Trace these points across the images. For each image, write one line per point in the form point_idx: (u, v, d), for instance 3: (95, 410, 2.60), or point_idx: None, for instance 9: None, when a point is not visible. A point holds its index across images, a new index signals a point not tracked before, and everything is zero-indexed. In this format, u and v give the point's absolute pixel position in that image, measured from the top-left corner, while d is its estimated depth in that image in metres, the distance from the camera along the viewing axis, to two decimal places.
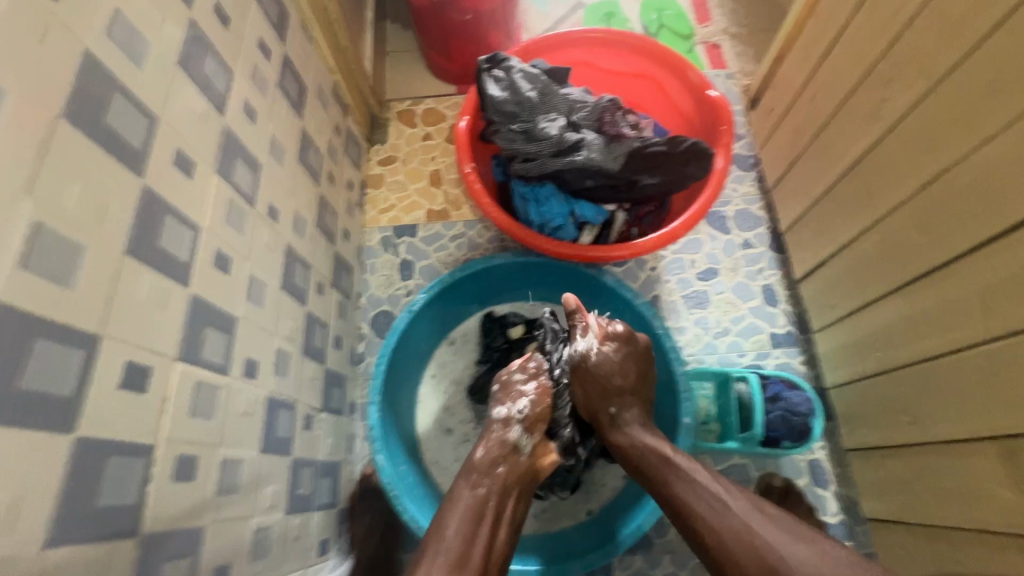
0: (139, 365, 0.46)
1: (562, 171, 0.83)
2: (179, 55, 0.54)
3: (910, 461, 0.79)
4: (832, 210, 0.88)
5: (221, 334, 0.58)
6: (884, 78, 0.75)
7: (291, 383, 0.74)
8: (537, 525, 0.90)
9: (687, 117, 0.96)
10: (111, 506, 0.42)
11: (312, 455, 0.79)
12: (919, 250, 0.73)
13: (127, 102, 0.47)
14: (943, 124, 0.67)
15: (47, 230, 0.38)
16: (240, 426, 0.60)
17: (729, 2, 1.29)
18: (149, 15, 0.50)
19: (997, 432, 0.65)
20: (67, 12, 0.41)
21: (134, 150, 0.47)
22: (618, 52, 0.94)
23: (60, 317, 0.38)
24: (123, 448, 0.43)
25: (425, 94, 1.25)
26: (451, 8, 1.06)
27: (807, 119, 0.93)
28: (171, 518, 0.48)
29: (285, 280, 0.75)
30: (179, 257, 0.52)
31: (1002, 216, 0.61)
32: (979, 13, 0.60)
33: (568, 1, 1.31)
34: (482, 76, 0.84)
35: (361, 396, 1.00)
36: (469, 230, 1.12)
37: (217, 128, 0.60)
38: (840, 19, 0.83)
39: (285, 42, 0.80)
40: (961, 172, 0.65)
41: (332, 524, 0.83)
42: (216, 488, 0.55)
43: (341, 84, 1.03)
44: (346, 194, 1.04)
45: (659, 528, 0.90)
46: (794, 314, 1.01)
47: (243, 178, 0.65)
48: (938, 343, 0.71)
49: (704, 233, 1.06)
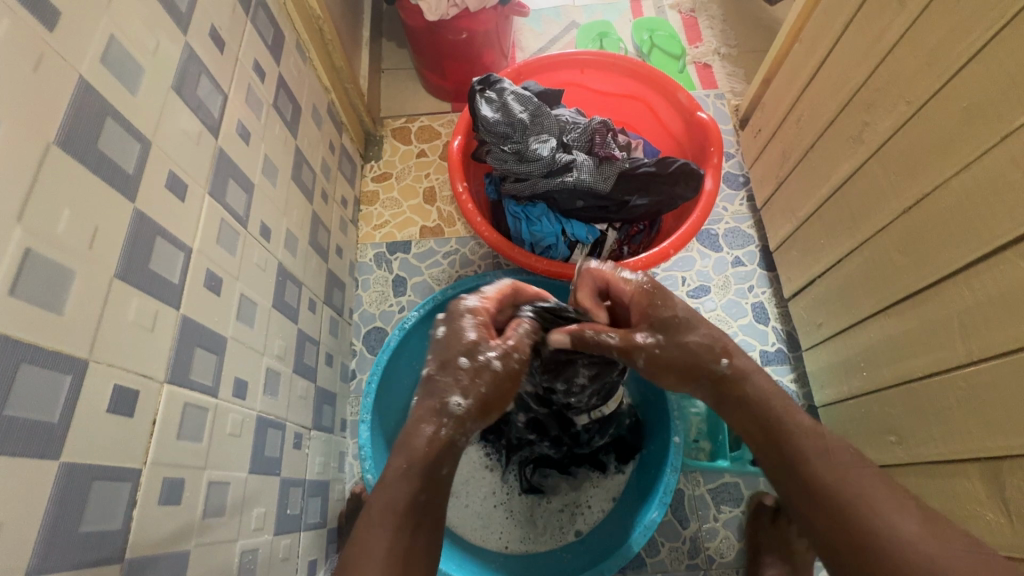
0: (127, 389, 0.46)
1: (553, 192, 0.85)
2: (173, 78, 0.55)
3: (896, 481, 0.79)
4: (819, 230, 0.90)
5: (210, 354, 0.58)
6: (867, 103, 0.76)
7: (281, 402, 0.74)
8: (526, 545, 0.88)
9: (677, 139, 0.98)
10: (97, 532, 0.42)
11: (301, 475, 0.78)
12: (903, 272, 0.74)
13: (120, 127, 0.47)
14: (924, 150, 0.68)
15: (37, 256, 0.38)
16: (227, 447, 0.59)
17: (719, 23, 1.32)
18: (144, 40, 0.51)
19: (981, 453, 0.65)
20: (62, 41, 0.42)
21: (126, 174, 0.48)
22: (609, 74, 0.96)
23: (49, 343, 0.39)
24: (109, 473, 0.43)
25: (420, 111, 1.26)
26: (445, 28, 1.08)
27: (795, 140, 0.95)
28: (155, 542, 0.48)
29: (277, 298, 0.75)
30: (169, 278, 0.52)
31: (982, 240, 0.62)
32: (955, 43, 0.62)
33: (561, 22, 1.34)
34: (476, 97, 0.85)
35: (352, 412, 1.00)
36: (462, 246, 1.12)
37: (211, 150, 0.61)
38: (826, 43, 0.85)
39: (281, 63, 0.81)
40: (941, 197, 0.66)
41: (321, 544, 0.82)
42: (202, 511, 0.54)
43: (336, 102, 1.05)
44: (340, 211, 1.05)
45: (650, 547, 0.90)
46: (784, 332, 1.02)
47: (235, 198, 0.66)
48: (924, 363, 0.72)
49: (694, 251, 1.08)
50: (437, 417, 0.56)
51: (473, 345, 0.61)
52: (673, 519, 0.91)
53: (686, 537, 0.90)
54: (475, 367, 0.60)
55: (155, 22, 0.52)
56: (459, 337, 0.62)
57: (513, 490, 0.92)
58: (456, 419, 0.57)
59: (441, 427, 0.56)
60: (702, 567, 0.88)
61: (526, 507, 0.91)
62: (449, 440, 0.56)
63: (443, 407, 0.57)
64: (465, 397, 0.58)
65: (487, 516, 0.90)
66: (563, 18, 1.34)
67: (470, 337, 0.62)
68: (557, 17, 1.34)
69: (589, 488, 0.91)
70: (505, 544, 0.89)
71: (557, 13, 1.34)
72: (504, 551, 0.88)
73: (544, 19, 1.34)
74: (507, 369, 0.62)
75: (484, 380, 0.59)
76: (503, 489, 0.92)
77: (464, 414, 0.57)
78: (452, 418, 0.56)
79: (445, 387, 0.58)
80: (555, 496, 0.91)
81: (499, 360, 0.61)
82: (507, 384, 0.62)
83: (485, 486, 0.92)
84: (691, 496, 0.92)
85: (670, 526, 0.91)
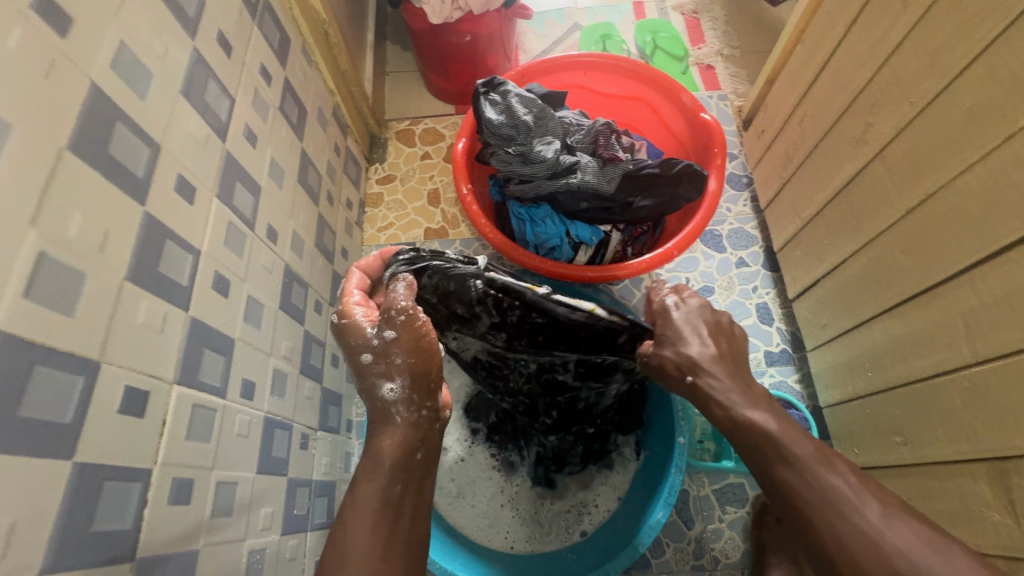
0: (138, 390, 0.46)
1: (557, 193, 0.85)
2: (181, 83, 0.56)
3: (903, 482, 0.78)
4: (823, 230, 0.90)
5: (219, 355, 0.58)
6: (871, 104, 0.76)
7: (288, 403, 0.74)
8: (532, 545, 0.89)
9: (680, 140, 0.98)
10: (107, 531, 0.42)
11: (308, 475, 0.79)
12: (907, 273, 0.74)
13: (130, 132, 0.48)
14: (928, 150, 0.68)
15: (50, 259, 0.39)
16: (235, 448, 0.60)
17: (722, 25, 1.32)
18: (153, 45, 0.51)
19: (987, 454, 0.65)
20: (74, 47, 0.42)
21: (136, 178, 0.48)
22: (612, 76, 0.96)
23: (61, 345, 0.39)
24: (120, 473, 0.44)
25: (424, 114, 1.27)
26: (449, 31, 1.08)
27: (798, 140, 0.95)
28: (165, 541, 0.48)
29: (283, 300, 0.75)
30: (178, 280, 0.53)
31: (987, 240, 0.62)
32: (959, 43, 0.62)
33: (564, 24, 1.34)
34: (479, 99, 0.85)
35: (358, 413, 1.00)
36: (467, 247, 1.13)
37: (218, 153, 0.62)
38: (829, 44, 0.85)
39: (287, 67, 0.82)
40: (946, 197, 0.66)
41: (327, 544, 0.82)
42: (211, 511, 0.55)
43: (341, 105, 1.05)
44: (345, 213, 1.06)
45: (655, 547, 0.90)
46: (788, 332, 1.02)
47: (242, 201, 0.66)
48: (929, 364, 0.72)
49: (698, 251, 1.08)
50: (389, 415, 0.57)
51: (364, 340, 0.58)
52: (678, 520, 0.91)
53: (691, 538, 0.90)
54: (382, 347, 0.57)
55: (163, 28, 0.53)
56: (358, 331, 0.59)
57: (519, 490, 0.92)
58: (402, 401, 0.57)
59: (395, 415, 0.56)
60: (707, 568, 0.88)
61: (532, 507, 0.91)
62: (409, 425, 0.56)
63: (379, 397, 0.57)
64: (400, 380, 0.56)
65: (493, 517, 0.90)
66: (566, 21, 1.34)
67: (362, 332, 0.58)
68: (560, 19, 1.34)
69: (594, 489, 0.91)
70: (511, 544, 0.89)
71: (560, 16, 1.35)
72: (510, 551, 0.88)
73: (547, 22, 1.34)
74: (401, 326, 0.56)
75: (395, 353, 0.56)
76: (509, 490, 0.92)
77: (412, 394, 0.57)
78: (397, 404, 0.57)
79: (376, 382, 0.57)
80: (561, 497, 0.91)
81: (388, 330, 0.56)
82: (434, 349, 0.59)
83: (490, 487, 0.92)
84: (696, 497, 0.92)
85: (675, 527, 0.91)
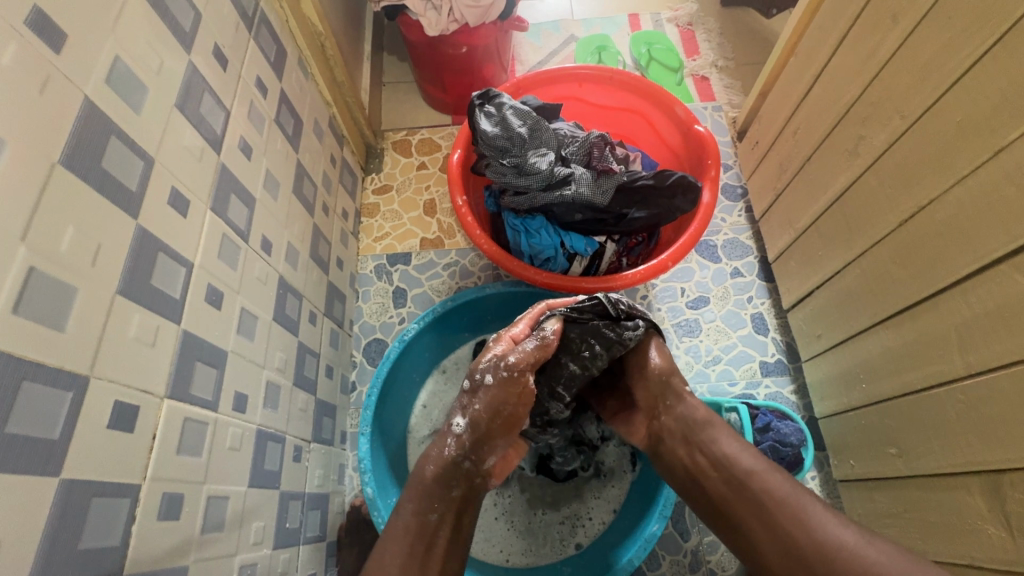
0: (127, 406, 0.46)
1: (552, 205, 0.86)
2: (177, 96, 0.56)
3: (898, 495, 0.78)
4: (817, 242, 0.90)
5: (211, 368, 0.58)
6: (862, 117, 0.77)
7: (281, 415, 0.74)
8: (527, 558, 0.88)
9: (675, 151, 0.98)
10: (94, 549, 0.42)
11: (300, 488, 0.78)
12: (901, 283, 0.74)
13: (124, 146, 0.48)
14: (920, 162, 0.69)
15: (40, 274, 0.39)
16: (227, 461, 0.60)
17: (716, 36, 1.33)
18: (148, 60, 0.52)
19: (981, 467, 0.65)
20: (68, 63, 0.43)
21: (129, 192, 0.48)
22: (607, 88, 0.97)
23: (49, 359, 0.39)
24: (108, 489, 0.43)
25: (421, 124, 1.28)
26: (445, 43, 1.09)
27: (791, 152, 0.95)
28: (154, 558, 0.48)
29: (277, 311, 0.75)
30: (171, 293, 0.53)
31: (978, 254, 0.62)
32: (948, 59, 0.63)
33: (560, 35, 1.35)
34: (475, 111, 0.86)
35: (353, 425, 1.00)
36: (462, 258, 1.13)
37: (213, 166, 0.62)
38: (821, 56, 0.86)
39: (283, 79, 0.82)
40: (937, 210, 0.67)
41: (321, 558, 0.82)
42: (201, 526, 0.55)
43: (337, 116, 1.06)
44: (341, 224, 1.06)
45: (651, 560, 0.89)
46: (783, 343, 1.02)
47: (237, 213, 0.67)
48: (922, 376, 0.72)
49: (693, 262, 1.08)
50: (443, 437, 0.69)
51: (483, 363, 0.69)
52: (674, 532, 0.90)
53: (687, 550, 0.89)
54: (474, 387, 0.69)
55: (159, 42, 0.53)
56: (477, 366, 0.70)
57: (512, 502, 0.92)
58: (457, 438, 0.68)
59: (446, 447, 0.67)
60: None
61: (527, 518, 0.91)
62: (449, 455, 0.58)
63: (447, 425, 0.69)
64: (465, 419, 0.68)
65: (487, 528, 0.90)
66: (562, 32, 1.35)
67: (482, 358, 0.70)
68: (556, 30, 1.36)
69: (589, 500, 0.91)
70: (506, 557, 0.88)
71: (556, 27, 1.36)
72: (505, 564, 0.88)
73: (543, 33, 1.36)
74: (503, 381, 0.67)
75: (479, 398, 0.68)
76: (504, 501, 0.92)
77: (473, 430, 0.68)
78: (454, 438, 0.68)
79: (467, 404, 0.69)
80: (555, 508, 0.91)
81: (492, 376, 0.68)
82: (512, 416, 0.69)
83: (484, 498, 0.91)
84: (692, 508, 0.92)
85: (670, 539, 0.90)
